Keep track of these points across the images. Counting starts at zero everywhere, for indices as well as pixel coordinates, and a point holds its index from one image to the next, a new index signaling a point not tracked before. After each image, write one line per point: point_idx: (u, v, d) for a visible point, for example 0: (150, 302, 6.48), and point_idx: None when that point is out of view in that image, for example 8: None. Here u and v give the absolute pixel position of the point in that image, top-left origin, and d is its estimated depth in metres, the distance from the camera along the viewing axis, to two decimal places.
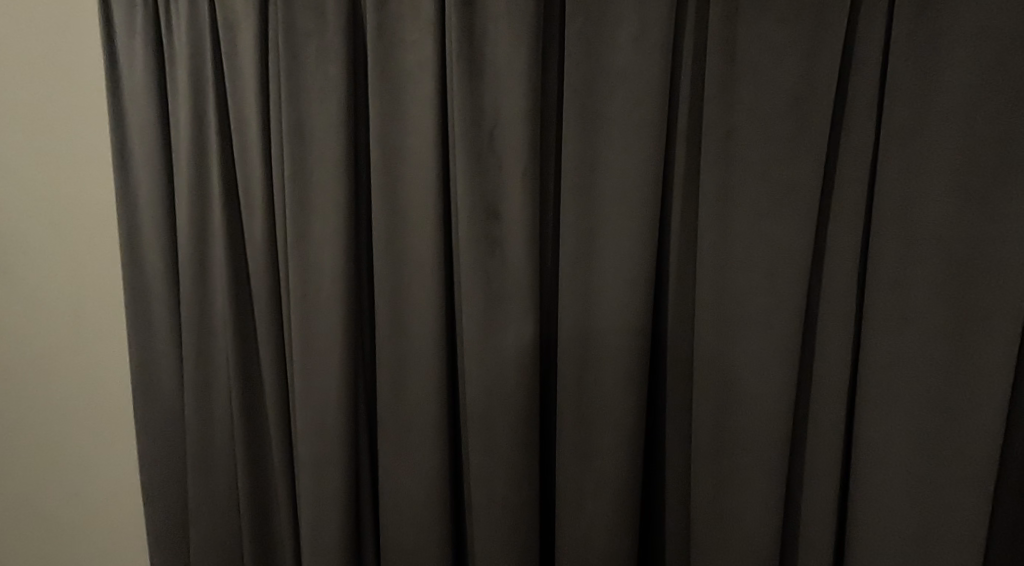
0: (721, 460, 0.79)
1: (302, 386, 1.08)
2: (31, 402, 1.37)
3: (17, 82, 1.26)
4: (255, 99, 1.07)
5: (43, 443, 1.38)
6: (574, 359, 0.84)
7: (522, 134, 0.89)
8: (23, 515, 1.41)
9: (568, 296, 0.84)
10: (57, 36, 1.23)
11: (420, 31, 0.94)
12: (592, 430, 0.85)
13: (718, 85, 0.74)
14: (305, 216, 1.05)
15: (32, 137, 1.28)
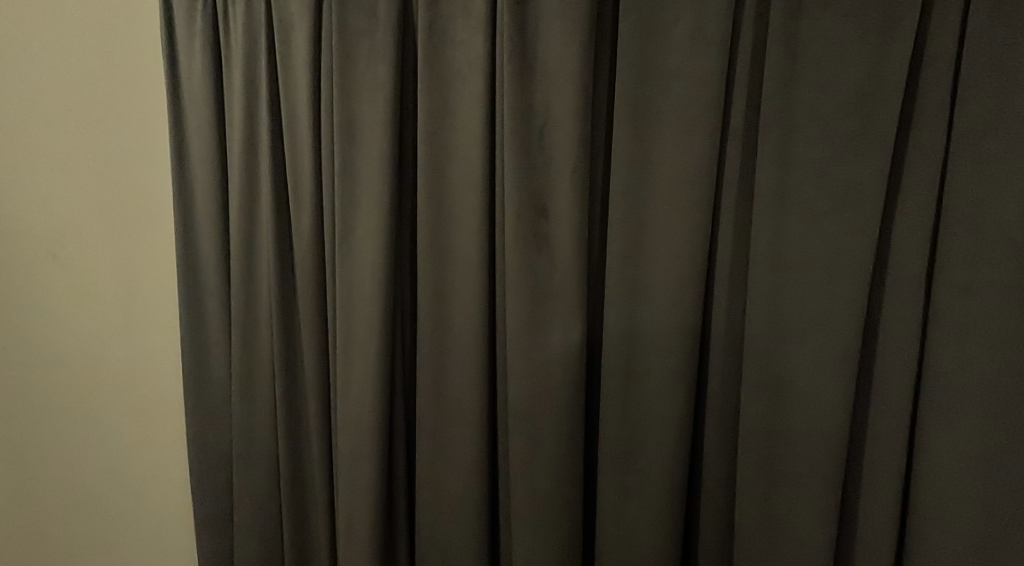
0: (769, 467, 0.77)
1: (345, 378, 1.10)
2: (83, 384, 1.44)
3: (81, 82, 1.33)
4: (307, 98, 1.10)
5: (94, 421, 1.45)
6: (619, 357, 0.84)
7: (571, 133, 0.88)
8: (73, 487, 1.47)
9: (614, 295, 0.83)
10: (124, 41, 1.30)
11: (471, 31, 0.95)
12: (636, 432, 0.84)
13: (778, 84, 0.73)
14: (352, 212, 1.07)
15: (91, 136, 1.35)
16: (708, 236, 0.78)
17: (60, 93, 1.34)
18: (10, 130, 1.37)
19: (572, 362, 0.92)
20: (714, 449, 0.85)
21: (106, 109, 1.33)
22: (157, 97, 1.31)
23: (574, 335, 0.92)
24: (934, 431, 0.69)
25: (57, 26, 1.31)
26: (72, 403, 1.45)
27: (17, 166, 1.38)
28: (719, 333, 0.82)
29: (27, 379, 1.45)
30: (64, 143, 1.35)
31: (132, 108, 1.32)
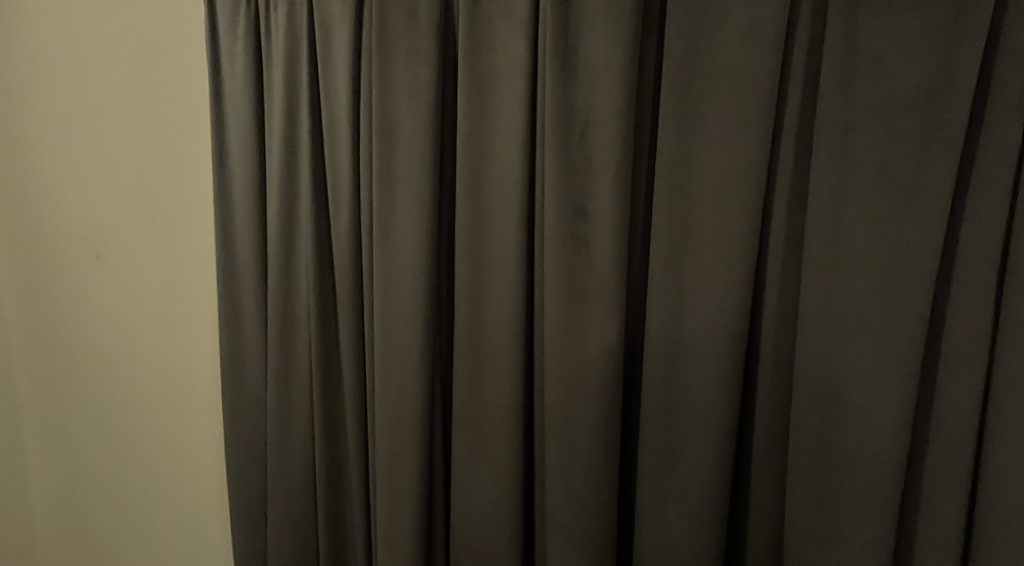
0: (821, 477, 0.75)
1: (382, 377, 1.11)
2: (131, 375, 1.51)
3: (128, 86, 1.38)
4: (347, 99, 1.11)
5: (140, 412, 1.52)
6: (661, 360, 0.82)
7: (613, 133, 0.88)
8: (130, 470, 1.56)
9: (657, 297, 0.82)
10: (167, 45, 1.33)
11: (511, 32, 0.95)
12: (681, 437, 0.82)
13: (837, 82, 0.71)
14: (390, 212, 1.07)
15: (138, 138, 1.39)
16: (756, 239, 0.77)
17: (110, 98, 1.40)
18: (69, 137, 1.45)
19: (612, 364, 0.91)
20: (761, 457, 0.83)
21: (151, 111, 1.37)
22: (196, 100, 1.33)
23: (614, 338, 0.90)
24: (1004, 444, 0.67)
25: (108, 36, 1.37)
26: (122, 393, 1.53)
27: (75, 171, 1.47)
28: (767, 337, 0.81)
29: (93, 365, 1.55)
30: (117, 146, 1.41)
31: (174, 110, 1.35)
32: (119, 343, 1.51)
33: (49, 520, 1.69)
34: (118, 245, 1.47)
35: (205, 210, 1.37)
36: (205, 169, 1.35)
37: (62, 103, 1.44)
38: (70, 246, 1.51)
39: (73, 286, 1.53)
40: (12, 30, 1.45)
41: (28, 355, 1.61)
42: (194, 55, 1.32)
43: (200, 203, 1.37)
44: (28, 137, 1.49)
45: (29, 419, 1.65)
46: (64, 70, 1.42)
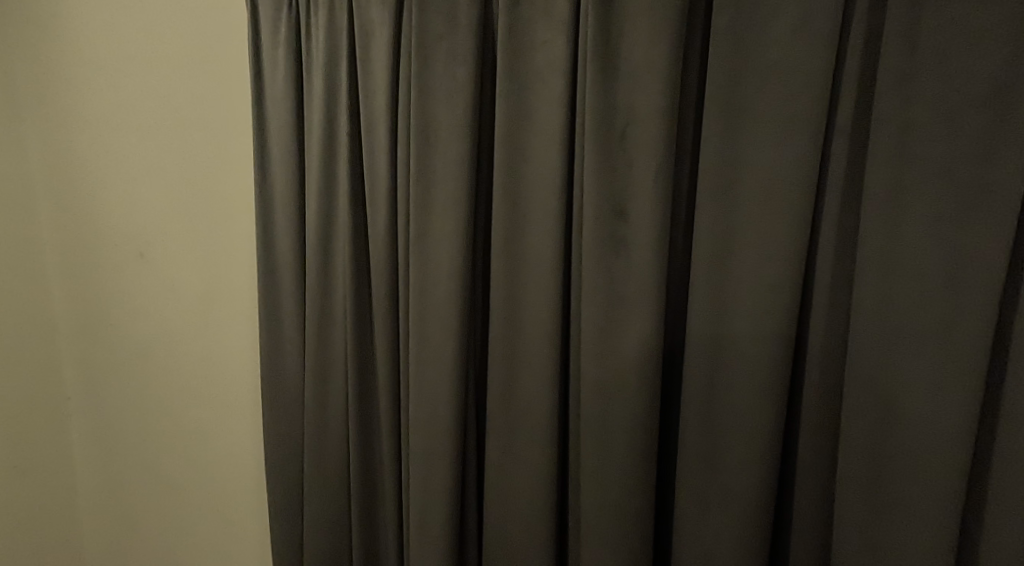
0: (873, 488, 0.73)
1: (417, 378, 1.11)
2: (177, 370, 1.56)
3: (175, 91, 1.42)
4: (385, 101, 1.12)
5: (183, 406, 1.57)
6: (702, 364, 0.81)
7: (655, 133, 0.86)
8: (175, 461, 1.61)
9: (699, 300, 0.80)
10: (210, 49, 1.36)
11: (552, 31, 0.94)
12: (724, 443, 0.80)
13: (896, 79, 0.69)
14: (426, 213, 1.08)
15: (183, 141, 1.43)
16: (804, 242, 0.75)
17: (159, 102, 1.44)
18: (124, 139, 1.52)
19: (650, 368, 0.89)
20: (807, 467, 0.81)
21: (195, 114, 1.41)
22: (236, 99, 1.35)
23: (653, 341, 0.89)
24: None
25: (157, 41, 1.42)
26: (169, 387, 1.58)
27: (128, 172, 1.53)
28: (815, 342, 0.78)
29: (143, 360, 1.61)
30: (165, 149, 1.46)
31: (216, 112, 1.38)
32: (166, 337, 1.56)
33: (105, 506, 1.79)
34: (163, 244, 1.52)
35: (243, 210, 1.39)
36: (244, 171, 1.37)
37: (117, 106, 1.51)
38: (125, 243, 1.58)
39: (127, 282, 1.60)
40: (71, 37, 1.52)
41: (89, 347, 1.70)
42: (234, 56, 1.34)
43: (239, 204, 1.39)
44: (88, 139, 1.57)
45: (90, 405, 1.74)
46: (119, 75, 1.49)
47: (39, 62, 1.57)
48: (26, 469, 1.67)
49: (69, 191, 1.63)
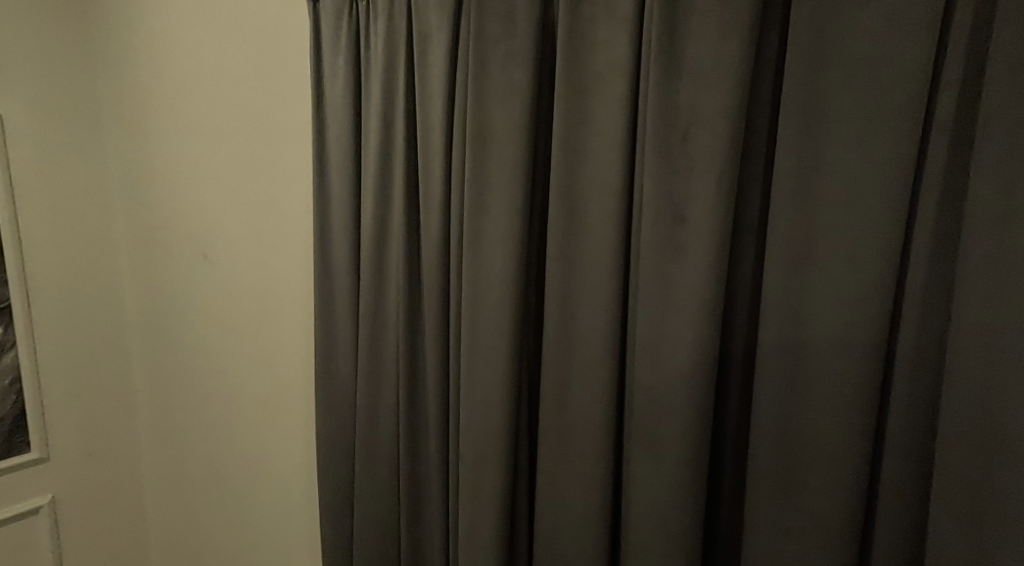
0: (975, 520, 0.67)
1: (467, 384, 1.09)
2: (236, 368, 1.59)
3: (240, 96, 1.45)
4: (441, 106, 1.11)
5: (241, 403, 1.60)
6: (779, 378, 0.77)
7: (719, 134, 0.81)
8: (232, 458, 1.65)
9: (775, 310, 0.76)
10: (272, 55, 1.38)
11: (614, 32, 0.91)
12: (802, 463, 0.76)
13: (1006, 69, 0.62)
14: (479, 218, 1.06)
15: (246, 145, 1.47)
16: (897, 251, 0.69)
17: (226, 108, 1.49)
18: (194, 144, 1.58)
19: (704, 382, 0.84)
20: (893, 495, 0.74)
21: (257, 119, 1.43)
22: (295, 103, 1.36)
23: (706, 353, 0.84)
24: None
25: (224, 48, 1.46)
26: (228, 384, 1.62)
27: (197, 174, 1.59)
28: (904, 360, 0.73)
29: (206, 356, 1.67)
30: (230, 153, 1.50)
31: (276, 117, 1.40)
32: (226, 335, 1.60)
33: (174, 493, 1.86)
34: (226, 245, 1.55)
35: (298, 213, 1.40)
36: (299, 175, 1.39)
37: (189, 111, 1.57)
38: (192, 242, 1.63)
39: (193, 281, 1.65)
40: (155, 47, 1.61)
41: (162, 341, 1.79)
42: (294, 60, 1.35)
43: (294, 207, 1.41)
44: (165, 144, 1.65)
45: (161, 395, 1.83)
46: (192, 83, 1.55)
47: (132, 72, 1.68)
48: (98, 453, 1.79)
49: (149, 192, 1.72)
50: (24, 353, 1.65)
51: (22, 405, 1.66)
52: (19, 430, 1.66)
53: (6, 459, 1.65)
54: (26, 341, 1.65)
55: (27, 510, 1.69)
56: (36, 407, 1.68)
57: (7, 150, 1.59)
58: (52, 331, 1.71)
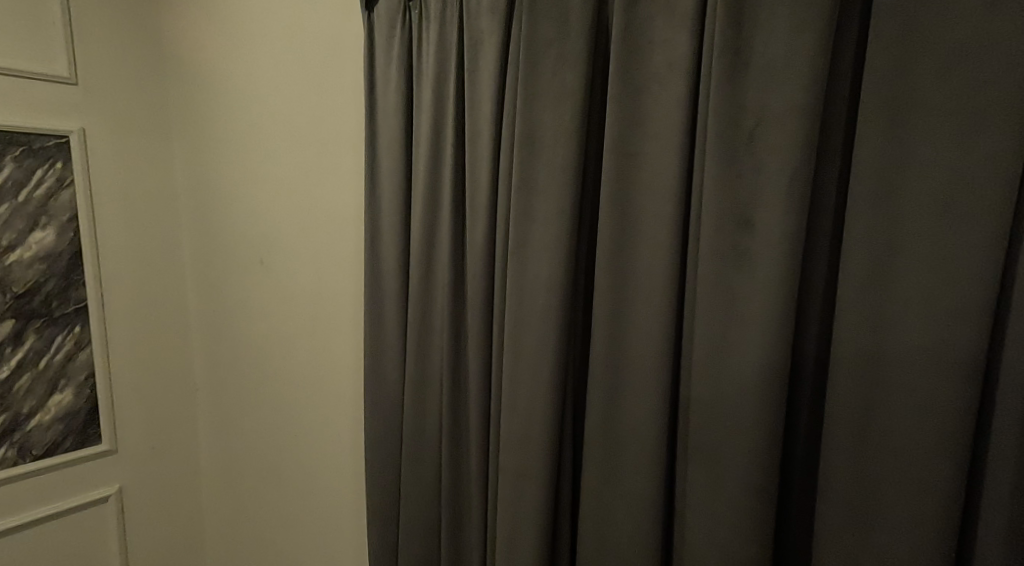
0: None
1: (510, 395, 1.06)
2: (288, 371, 1.60)
3: (297, 103, 1.47)
4: (490, 111, 1.08)
5: (292, 405, 1.61)
6: (858, 396, 0.71)
7: (790, 135, 0.76)
8: (282, 458, 1.66)
9: (853, 322, 0.71)
10: (325, 62, 1.39)
11: (673, 30, 0.86)
12: (883, 488, 0.71)
13: None
14: (527, 224, 1.02)
15: (302, 150, 1.48)
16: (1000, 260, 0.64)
17: (282, 114, 1.50)
18: (252, 150, 1.61)
19: (770, 399, 0.79)
20: (993, 531, 0.67)
21: (312, 125, 1.44)
22: (348, 109, 1.36)
23: (774, 369, 0.78)
24: None
25: (283, 56, 1.47)
26: (279, 386, 1.64)
27: (256, 178, 1.60)
28: (1008, 383, 0.65)
29: (259, 358, 1.69)
30: (285, 159, 1.52)
31: (329, 123, 1.41)
32: (280, 338, 1.61)
33: (226, 492, 1.89)
34: (280, 249, 1.57)
35: (350, 218, 1.40)
36: (351, 181, 1.39)
37: (250, 118, 1.59)
38: (249, 245, 1.66)
39: (248, 284, 1.68)
40: (219, 58, 1.65)
41: (218, 342, 1.83)
42: (348, 66, 1.34)
43: (346, 213, 1.41)
44: (226, 151, 1.69)
45: (216, 395, 1.87)
46: (251, 89, 1.58)
47: (196, 81, 1.73)
48: (161, 446, 1.87)
49: (212, 197, 1.75)
50: (95, 352, 1.69)
51: (94, 400, 1.71)
52: (91, 424, 1.71)
53: (78, 449, 1.70)
54: (98, 341, 1.69)
55: (95, 497, 1.73)
56: (106, 404, 1.72)
57: (85, 158, 1.64)
58: (120, 332, 1.75)
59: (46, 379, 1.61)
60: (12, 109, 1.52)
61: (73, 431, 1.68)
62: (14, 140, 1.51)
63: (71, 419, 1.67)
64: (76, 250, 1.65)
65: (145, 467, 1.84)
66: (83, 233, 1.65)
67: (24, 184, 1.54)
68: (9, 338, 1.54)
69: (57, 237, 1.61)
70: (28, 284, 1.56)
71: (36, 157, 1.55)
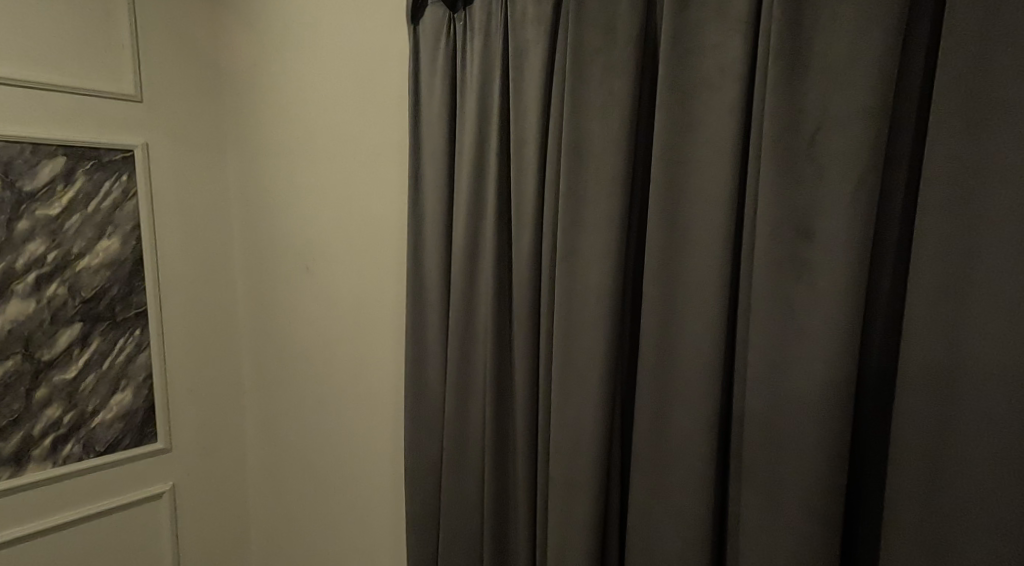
0: None
1: (558, 406, 1.04)
2: (332, 376, 1.62)
3: (344, 114, 1.49)
4: (536, 120, 1.08)
5: (336, 410, 1.63)
6: (929, 412, 0.68)
7: (854, 140, 0.73)
8: (327, 461, 1.68)
9: (926, 334, 0.68)
10: (373, 74, 1.41)
11: (725, 33, 0.84)
12: (955, 510, 0.67)
13: None
14: (575, 233, 1.01)
15: (348, 160, 1.50)
16: None
17: (330, 125, 1.53)
18: (301, 161, 1.64)
19: (832, 415, 0.75)
20: None
21: (358, 136, 1.47)
22: (393, 119, 1.38)
23: (836, 383, 0.75)
24: None
25: (332, 69, 1.51)
26: (325, 392, 1.66)
27: (304, 187, 1.64)
28: None
29: (305, 362, 1.71)
30: (333, 168, 1.54)
31: (375, 135, 1.43)
32: (324, 344, 1.63)
33: (273, 494, 1.93)
34: (326, 256, 1.59)
35: (394, 227, 1.41)
36: (395, 191, 1.40)
37: (300, 129, 1.63)
38: (297, 251, 1.69)
39: (296, 290, 1.71)
40: (272, 72, 1.70)
41: (267, 348, 1.87)
42: (395, 78, 1.36)
43: (390, 222, 1.42)
44: (277, 161, 1.73)
45: (263, 399, 1.91)
46: (302, 102, 1.61)
47: (250, 95, 1.78)
48: (212, 448, 1.92)
49: (262, 206, 1.79)
50: (154, 355, 1.75)
51: (152, 401, 1.77)
52: (148, 423, 1.77)
53: (137, 447, 1.76)
54: (156, 345, 1.75)
55: (149, 494, 1.79)
56: (163, 406, 1.79)
57: (147, 171, 1.71)
58: (176, 337, 1.81)
59: (109, 379, 1.68)
60: (82, 125, 1.59)
61: (132, 429, 1.74)
62: (84, 154, 1.59)
63: (129, 417, 1.73)
64: (137, 258, 1.71)
65: (199, 468, 1.90)
66: (145, 242, 1.71)
67: (93, 196, 1.61)
68: (77, 340, 1.62)
69: (122, 246, 1.68)
70: (95, 289, 1.64)
71: (104, 170, 1.63)
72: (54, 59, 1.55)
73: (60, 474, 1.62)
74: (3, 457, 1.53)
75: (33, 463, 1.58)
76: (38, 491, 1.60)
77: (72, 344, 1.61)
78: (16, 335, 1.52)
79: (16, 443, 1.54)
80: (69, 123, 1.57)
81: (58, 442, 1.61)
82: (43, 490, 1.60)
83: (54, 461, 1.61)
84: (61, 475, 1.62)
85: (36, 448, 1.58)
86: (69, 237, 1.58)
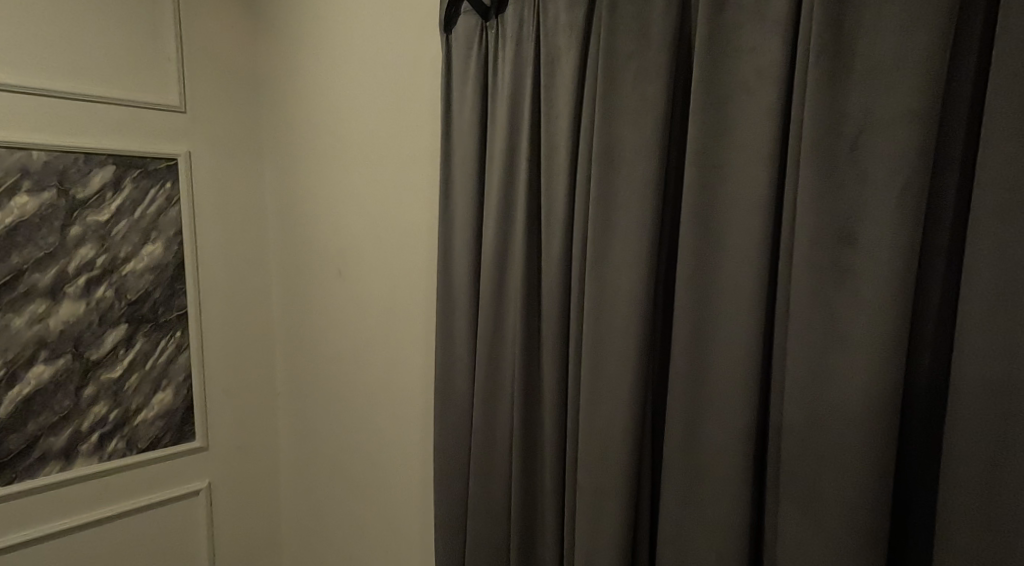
0: None
1: (588, 412, 1.02)
2: (362, 378, 1.63)
3: (376, 120, 1.50)
4: (566, 125, 1.07)
5: (366, 413, 1.64)
6: (985, 425, 0.65)
7: (901, 142, 0.71)
8: (356, 462, 1.69)
9: (981, 345, 0.64)
10: (405, 81, 1.42)
11: (764, 34, 0.82)
12: (1013, 529, 0.64)
13: None
14: (606, 238, 1.00)
15: (380, 165, 1.51)
16: None
17: (363, 131, 1.55)
18: (334, 166, 1.66)
19: (878, 427, 0.72)
20: None
21: (390, 142, 1.48)
22: (425, 125, 1.38)
23: (881, 393, 0.72)
24: None
25: (366, 76, 1.52)
26: (355, 394, 1.67)
27: (337, 191, 1.65)
28: None
29: (336, 364, 1.73)
30: (365, 173, 1.56)
31: (406, 141, 1.43)
32: (356, 348, 1.64)
33: (303, 493, 1.94)
34: (358, 260, 1.60)
35: (425, 232, 1.41)
36: (425, 196, 1.40)
37: (334, 135, 1.65)
38: (330, 254, 1.71)
39: (327, 292, 1.73)
40: (306, 80, 1.72)
41: (298, 350, 1.89)
42: (426, 85, 1.37)
43: (420, 226, 1.42)
44: (310, 166, 1.75)
45: (295, 399, 1.93)
46: (335, 108, 1.63)
47: (285, 102, 1.81)
48: (245, 447, 1.95)
49: (296, 210, 1.82)
50: (194, 354, 1.79)
51: (190, 402, 1.80)
52: (186, 423, 1.80)
53: (176, 445, 1.79)
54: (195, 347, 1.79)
55: (186, 492, 1.81)
56: (200, 406, 1.81)
57: (190, 178, 1.75)
58: (213, 339, 1.84)
59: (151, 379, 1.72)
60: (130, 133, 1.64)
61: (172, 428, 1.78)
62: (132, 162, 1.64)
63: (170, 416, 1.76)
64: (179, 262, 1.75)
65: (233, 467, 1.93)
66: (187, 247, 1.75)
67: (139, 203, 1.65)
68: (123, 341, 1.65)
69: (165, 249, 1.71)
70: (140, 292, 1.67)
71: (150, 177, 1.67)
72: (104, 70, 1.59)
73: (105, 471, 1.66)
74: (52, 454, 1.57)
75: (81, 458, 1.62)
76: (83, 488, 1.63)
77: (117, 345, 1.64)
78: (67, 335, 1.56)
79: (64, 441, 1.58)
80: (118, 132, 1.62)
81: (104, 438, 1.65)
82: (88, 487, 1.64)
83: (100, 457, 1.65)
84: (106, 471, 1.66)
85: (84, 443, 1.62)
86: (116, 241, 1.62)
